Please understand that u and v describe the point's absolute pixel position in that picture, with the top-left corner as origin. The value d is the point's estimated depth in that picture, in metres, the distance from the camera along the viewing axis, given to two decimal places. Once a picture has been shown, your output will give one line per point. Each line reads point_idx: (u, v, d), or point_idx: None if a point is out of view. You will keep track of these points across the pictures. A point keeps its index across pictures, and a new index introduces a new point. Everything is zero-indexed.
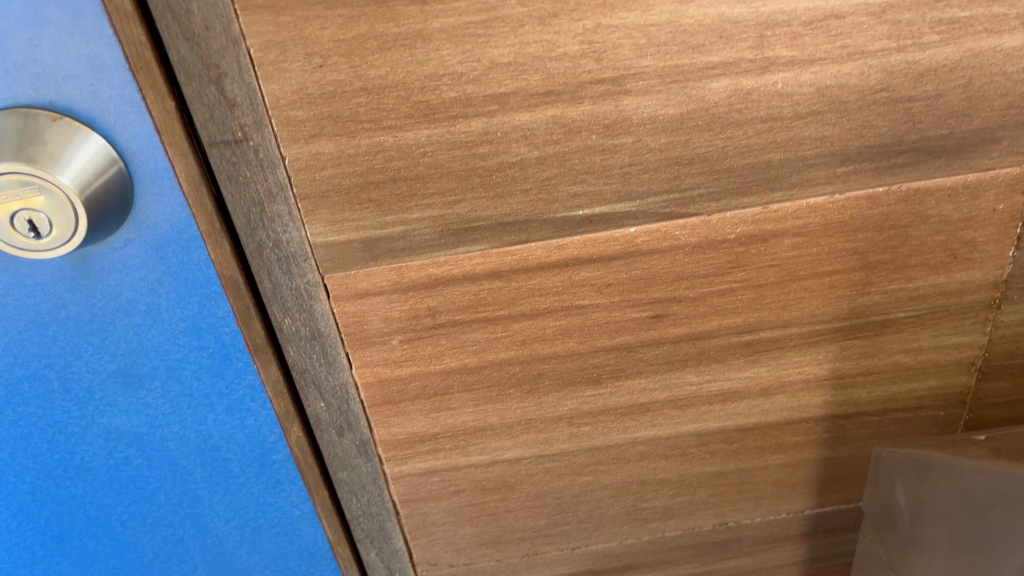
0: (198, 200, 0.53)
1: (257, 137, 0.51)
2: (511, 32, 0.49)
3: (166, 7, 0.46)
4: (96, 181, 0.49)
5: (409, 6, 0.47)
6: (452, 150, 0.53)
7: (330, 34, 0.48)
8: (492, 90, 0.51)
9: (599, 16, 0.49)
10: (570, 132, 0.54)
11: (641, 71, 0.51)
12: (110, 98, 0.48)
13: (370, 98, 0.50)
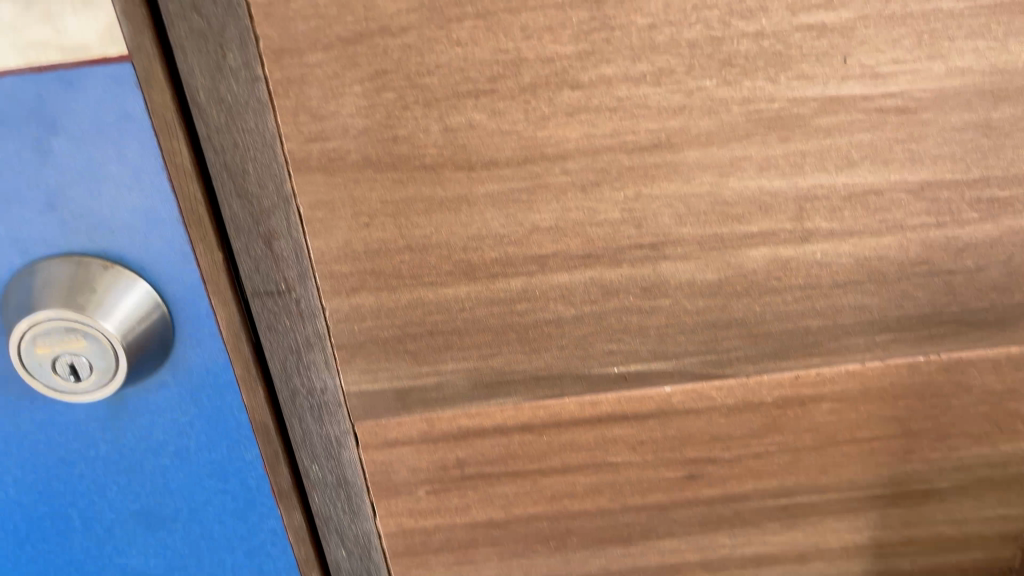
0: (236, 346, 0.53)
1: (299, 289, 0.52)
2: (553, 198, 0.50)
3: (223, 166, 0.48)
4: (139, 327, 0.50)
5: (456, 172, 0.49)
6: (490, 306, 0.54)
7: (378, 195, 0.49)
8: (532, 251, 0.52)
9: (640, 185, 0.50)
10: (608, 293, 0.54)
11: (681, 237, 0.52)
12: (161, 248, 0.49)
13: (413, 256, 0.51)
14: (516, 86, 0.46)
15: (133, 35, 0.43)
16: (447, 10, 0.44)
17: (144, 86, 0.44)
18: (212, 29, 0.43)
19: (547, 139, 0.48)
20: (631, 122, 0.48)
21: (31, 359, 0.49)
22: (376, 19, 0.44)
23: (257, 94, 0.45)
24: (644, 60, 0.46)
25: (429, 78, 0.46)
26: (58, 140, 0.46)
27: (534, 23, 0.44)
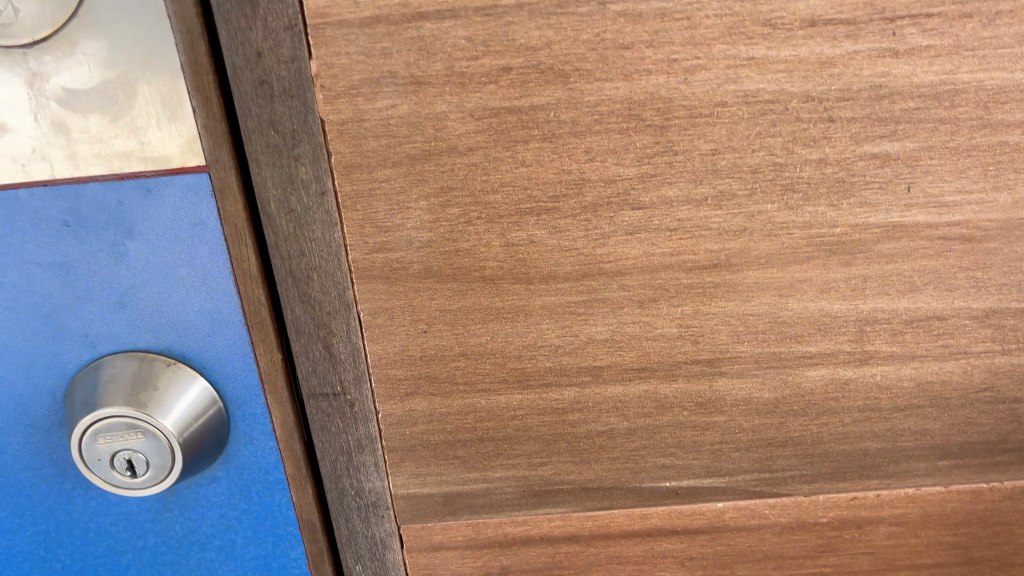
0: (289, 445, 0.54)
1: (354, 391, 0.52)
2: (610, 312, 0.50)
3: (288, 272, 0.49)
4: (195, 424, 0.50)
5: (514, 284, 0.49)
6: (542, 415, 0.53)
7: (437, 304, 0.50)
8: (587, 362, 0.51)
9: (698, 303, 0.50)
10: (661, 406, 0.53)
11: (738, 355, 0.51)
12: (222, 348, 0.51)
13: (468, 362, 0.51)
14: (577, 204, 0.47)
15: (212, 148, 0.45)
16: (514, 132, 0.45)
17: (218, 195, 0.46)
18: (287, 145, 0.45)
19: (606, 256, 0.48)
20: (691, 242, 0.48)
21: (90, 454, 0.50)
22: (444, 139, 0.45)
23: (326, 206, 0.46)
24: (706, 183, 0.46)
25: (493, 195, 0.47)
26: (132, 244, 0.47)
27: (598, 146, 0.45)
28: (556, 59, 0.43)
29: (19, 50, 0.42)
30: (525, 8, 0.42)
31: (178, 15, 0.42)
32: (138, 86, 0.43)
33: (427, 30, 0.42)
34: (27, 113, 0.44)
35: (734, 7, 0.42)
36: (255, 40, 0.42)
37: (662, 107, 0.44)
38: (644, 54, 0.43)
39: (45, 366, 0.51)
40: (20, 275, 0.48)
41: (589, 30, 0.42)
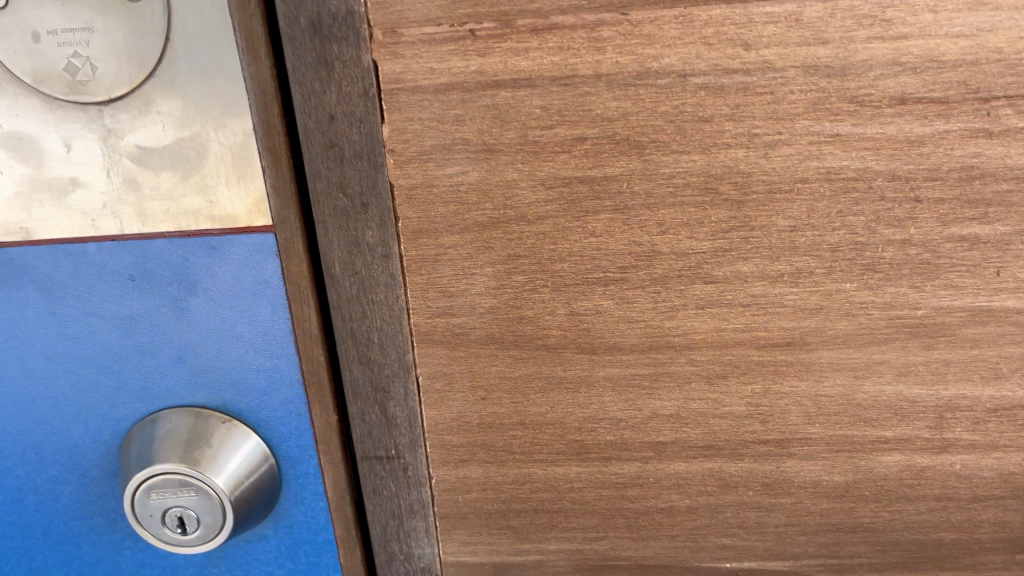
0: (339, 507, 0.53)
1: (409, 456, 0.51)
2: (676, 387, 0.48)
3: (348, 333, 0.48)
4: (247, 483, 0.49)
5: (578, 354, 0.47)
6: (600, 489, 0.51)
7: (497, 371, 0.48)
8: (650, 437, 0.49)
9: (769, 381, 0.48)
10: (725, 486, 0.51)
11: (809, 437, 0.49)
12: (278, 407, 0.50)
13: (526, 432, 0.50)
14: (647, 276, 0.45)
15: (279, 208, 0.44)
16: (586, 201, 0.44)
17: (282, 255, 0.46)
18: (355, 207, 0.44)
19: (675, 329, 0.46)
20: (764, 319, 0.46)
21: (142, 510, 0.49)
22: (513, 206, 0.44)
23: (390, 269, 0.46)
24: (782, 259, 0.45)
25: (560, 264, 0.45)
26: (195, 300, 0.47)
27: (672, 219, 0.44)
28: (633, 130, 0.42)
29: (96, 107, 0.43)
30: (603, 79, 0.41)
31: (254, 77, 0.42)
32: (209, 145, 0.43)
33: (502, 98, 0.41)
34: (99, 169, 0.44)
35: (820, 82, 0.40)
36: (328, 103, 0.42)
37: (740, 181, 0.43)
38: (725, 127, 0.42)
39: (102, 416, 0.51)
40: (83, 326, 0.48)
41: (667, 103, 0.41)
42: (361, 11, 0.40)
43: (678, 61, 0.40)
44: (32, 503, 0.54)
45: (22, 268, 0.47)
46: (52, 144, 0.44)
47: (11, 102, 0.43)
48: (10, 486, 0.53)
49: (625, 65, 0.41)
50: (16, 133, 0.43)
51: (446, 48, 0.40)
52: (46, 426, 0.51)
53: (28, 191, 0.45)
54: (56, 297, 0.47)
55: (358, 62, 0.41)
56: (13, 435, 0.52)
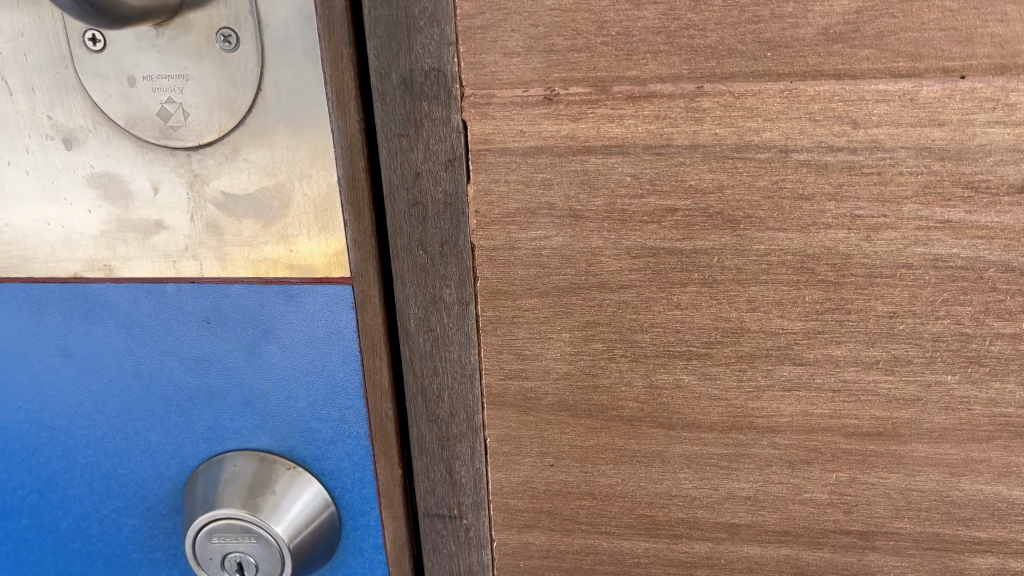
0: (398, 561, 0.52)
1: (471, 516, 0.50)
2: (756, 470, 0.46)
3: (418, 390, 0.47)
4: (307, 531, 0.49)
5: (653, 428, 0.45)
6: (667, 566, 0.49)
7: (568, 438, 0.46)
8: (724, 518, 0.47)
9: (856, 470, 0.45)
10: (801, 574, 0.48)
11: (895, 531, 0.46)
12: (343, 457, 0.49)
13: (594, 502, 0.48)
14: (732, 353, 0.43)
15: (358, 261, 0.44)
16: (672, 273, 0.42)
17: (358, 308, 0.45)
18: (434, 265, 0.43)
19: (758, 409, 0.44)
20: (855, 406, 0.43)
21: (202, 553, 0.49)
22: (596, 273, 0.42)
23: (466, 329, 0.45)
24: (879, 345, 0.42)
25: (641, 335, 0.43)
26: (268, 346, 0.46)
27: (763, 297, 0.42)
28: (727, 205, 0.40)
29: (185, 153, 0.43)
30: (699, 150, 0.39)
31: (342, 130, 0.41)
32: (293, 195, 0.43)
33: (592, 164, 0.40)
34: (183, 212, 0.44)
35: (932, 165, 0.38)
36: (414, 161, 0.41)
37: (838, 263, 0.40)
38: (826, 207, 0.40)
39: (170, 453, 0.51)
40: (158, 365, 0.48)
41: (766, 177, 0.39)
42: (453, 71, 0.39)
43: (781, 136, 0.39)
44: (96, 532, 0.54)
45: (102, 304, 0.47)
46: (139, 186, 0.44)
47: (102, 143, 0.43)
48: (76, 514, 0.54)
49: (724, 137, 0.39)
50: (105, 173, 0.44)
51: (538, 111, 0.39)
52: (114, 458, 0.51)
53: (113, 231, 0.45)
54: (133, 334, 0.47)
55: (447, 121, 0.40)
56: (82, 465, 0.52)
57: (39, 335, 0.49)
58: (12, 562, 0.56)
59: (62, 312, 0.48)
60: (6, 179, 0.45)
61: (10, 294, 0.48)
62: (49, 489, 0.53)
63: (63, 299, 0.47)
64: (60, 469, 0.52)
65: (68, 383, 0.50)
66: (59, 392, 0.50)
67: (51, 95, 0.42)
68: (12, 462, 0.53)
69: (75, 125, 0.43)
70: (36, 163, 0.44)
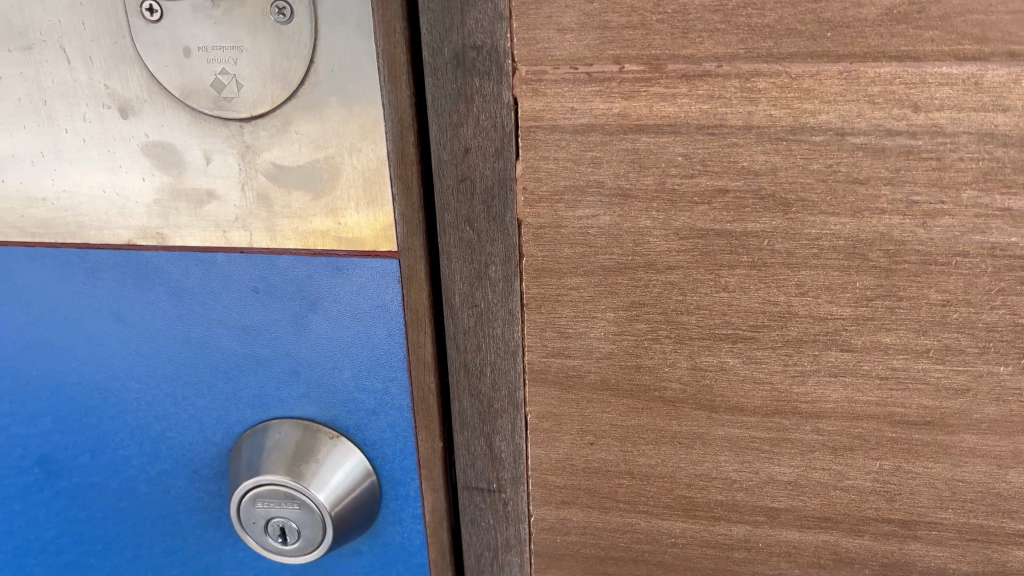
0: (436, 532, 0.52)
1: (510, 491, 0.50)
2: (798, 455, 0.45)
3: (462, 364, 0.47)
4: (348, 500, 0.50)
5: (696, 410, 0.45)
6: (704, 548, 0.49)
7: (609, 418, 0.46)
8: (764, 502, 0.47)
9: (900, 459, 0.45)
10: (840, 561, 0.48)
11: (938, 522, 0.46)
12: (385, 428, 0.50)
13: (633, 482, 0.48)
14: (779, 337, 0.43)
15: (405, 236, 0.44)
16: (720, 255, 0.41)
17: (404, 282, 0.45)
18: (480, 241, 0.43)
19: (803, 395, 0.44)
20: (903, 395, 0.43)
21: (247, 517, 0.50)
22: (643, 253, 0.42)
23: (510, 306, 0.45)
24: (930, 334, 0.41)
25: (687, 316, 0.43)
26: (315, 317, 0.47)
27: (812, 281, 0.41)
28: (780, 186, 0.40)
29: (238, 124, 0.43)
30: (753, 131, 0.39)
31: (393, 104, 0.41)
32: (342, 168, 0.43)
33: (643, 143, 0.40)
34: (235, 183, 0.45)
35: (994, 151, 0.37)
36: (464, 136, 0.41)
37: (892, 249, 0.40)
38: (881, 191, 0.39)
39: (217, 419, 0.52)
40: (206, 332, 0.49)
41: (821, 160, 0.39)
42: (506, 46, 0.39)
43: (838, 118, 0.38)
44: (144, 493, 0.55)
45: (154, 271, 0.48)
46: (193, 156, 0.44)
47: (157, 113, 0.44)
48: (125, 475, 0.55)
49: (779, 119, 0.38)
50: (160, 143, 0.44)
51: (590, 88, 0.39)
52: (164, 422, 0.53)
53: (166, 200, 0.46)
54: (183, 302, 0.48)
55: (498, 97, 0.40)
56: (132, 428, 0.53)
57: (93, 300, 0.50)
58: (63, 520, 0.58)
59: (116, 278, 0.49)
60: (63, 146, 0.46)
61: (65, 259, 0.49)
62: (100, 451, 0.55)
63: (116, 265, 0.48)
64: (111, 431, 0.54)
65: (120, 347, 0.51)
66: (112, 356, 0.51)
67: (108, 64, 0.43)
68: (65, 423, 0.54)
69: (131, 94, 0.43)
70: (93, 132, 0.45)
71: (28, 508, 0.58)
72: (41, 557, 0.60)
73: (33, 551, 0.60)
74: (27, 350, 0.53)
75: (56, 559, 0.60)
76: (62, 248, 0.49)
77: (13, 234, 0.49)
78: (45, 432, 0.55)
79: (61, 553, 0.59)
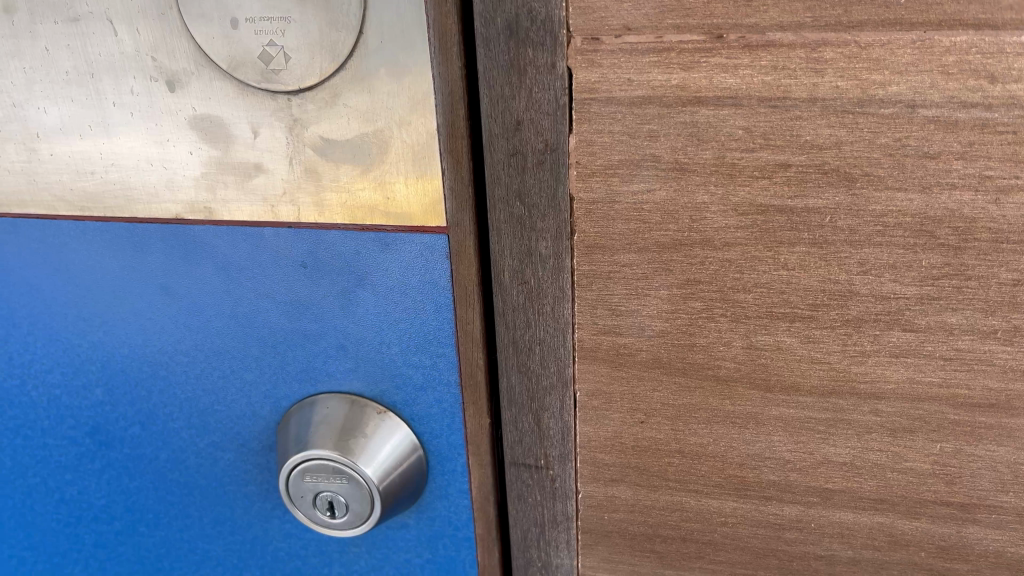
0: (482, 507, 0.52)
1: (558, 468, 0.50)
2: (854, 436, 0.44)
3: (511, 341, 0.47)
4: (395, 474, 0.49)
5: (750, 389, 0.44)
6: (755, 527, 0.48)
7: (660, 396, 0.46)
8: (817, 483, 0.46)
9: (962, 441, 0.43)
10: (895, 543, 0.47)
11: (999, 505, 0.45)
12: (432, 403, 0.49)
13: (683, 460, 0.47)
14: (839, 317, 0.42)
15: (455, 211, 0.43)
16: (780, 232, 0.40)
17: (453, 258, 0.45)
18: (532, 217, 0.43)
19: (861, 375, 0.43)
20: (967, 376, 0.42)
21: (295, 491, 0.51)
22: (700, 230, 0.41)
23: (561, 282, 0.44)
24: (998, 314, 0.40)
25: (743, 294, 0.42)
26: (363, 292, 0.47)
27: (876, 259, 0.40)
28: (845, 161, 0.38)
29: (285, 96, 0.42)
30: (818, 103, 0.37)
31: (443, 76, 0.40)
32: (392, 141, 0.42)
33: (702, 116, 0.38)
34: (283, 157, 0.44)
35: None
36: (516, 109, 0.40)
37: (961, 227, 0.38)
38: (952, 166, 0.37)
39: (264, 392, 0.52)
40: (254, 306, 0.49)
41: (889, 134, 0.37)
42: (561, 15, 0.37)
43: (909, 90, 0.36)
44: (193, 464, 0.56)
45: (202, 246, 0.48)
46: (240, 129, 0.44)
47: (205, 86, 0.43)
48: (174, 446, 0.56)
49: (846, 90, 0.37)
50: (207, 116, 0.44)
51: (648, 60, 0.37)
52: (213, 395, 0.53)
53: (214, 173, 0.45)
54: (231, 276, 0.48)
55: (552, 68, 0.39)
56: (181, 400, 0.54)
57: (141, 274, 0.50)
58: (113, 489, 0.59)
59: (164, 253, 0.48)
60: (112, 120, 0.45)
61: (114, 233, 0.49)
62: (150, 422, 0.55)
63: (164, 239, 0.48)
64: (160, 404, 0.54)
65: (168, 320, 0.51)
66: (160, 329, 0.51)
67: (155, 37, 0.42)
68: (114, 395, 0.55)
69: (179, 67, 0.43)
70: (141, 105, 0.44)
71: (79, 477, 0.59)
72: (92, 526, 0.61)
73: (85, 520, 0.61)
74: (77, 323, 0.53)
75: (107, 528, 0.61)
76: (111, 222, 0.49)
77: (62, 207, 0.49)
78: (96, 403, 0.56)
79: (112, 522, 0.60)
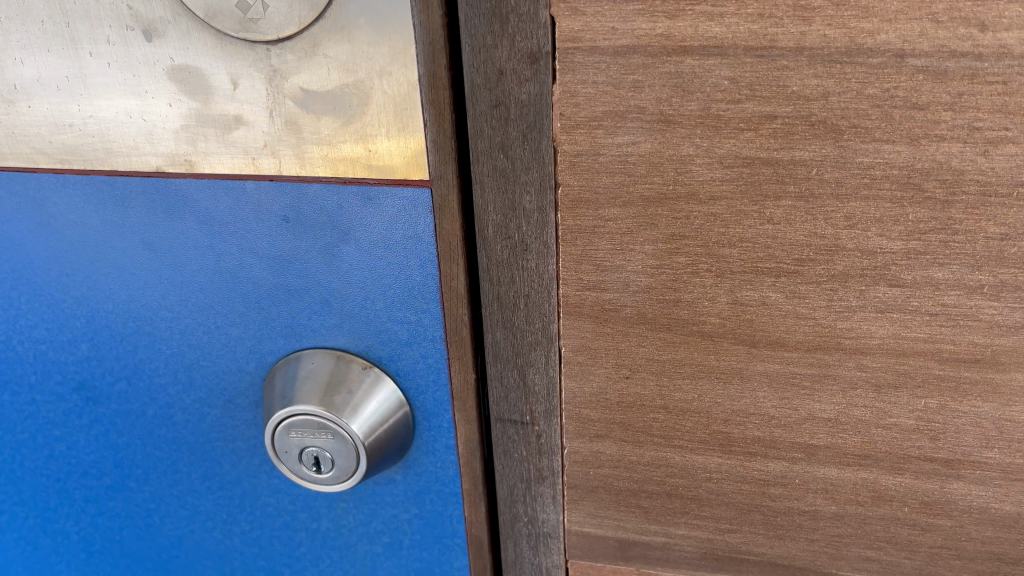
0: (469, 462, 0.52)
1: (543, 423, 0.50)
2: (839, 392, 0.44)
3: (495, 297, 0.46)
4: (381, 430, 0.49)
5: (735, 344, 0.44)
6: (739, 483, 0.48)
7: (645, 351, 0.45)
8: (802, 439, 0.46)
9: (947, 398, 0.43)
10: (879, 498, 0.47)
11: (984, 461, 0.45)
12: (418, 359, 0.49)
13: (668, 416, 0.47)
14: (825, 272, 0.41)
15: (437, 164, 0.43)
16: (766, 185, 0.40)
17: (436, 212, 0.44)
18: (515, 170, 0.42)
19: (847, 330, 0.42)
20: (953, 331, 0.41)
21: (281, 446, 0.51)
22: (685, 183, 0.40)
23: (545, 237, 0.43)
24: (985, 269, 0.40)
25: (728, 249, 0.42)
26: (347, 248, 0.46)
27: (863, 213, 0.39)
28: (832, 112, 0.37)
29: (264, 46, 0.42)
30: (806, 53, 0.36)
31: (424, 25, 0.39)
32: (373, 93, 0.42)
33: (687, 66, 0.37)
34: (263, 109, 0.43)
35: None
36: (498, 59, 0.39)
37: (949, 179, 0.38)
38: (941, 117, 0.37)
39: (250, 347, 0.52)
40: (237, 261, 0.48)
41: (877, 84, 0.36)
42: None
43: (898, 39, 0.35)
44: (180, 420, 0.56)
45: (184, 199, 0.47)
46: (219, 80, 0.43)
47: (182, 35, 0.42)
48: (161, 402, 0.56)
49: (834, 39, 0.36)
50: (185, 67, 0.43)
51: (632, 7, 0.36)
52: (198, 350, 0.53)
53: (194, 125, 0.45)
54: (213, 231, 0.48)
55: (535, 17, 0.38)
56: (167, 356, 0.54)
57: (123, 229, 0.49)
58: (102, 445, 0.59)
59: (145, 207, 0.48)
60: (89, 70, 0.44)
61: (95, 186, 0.48)
62: (136, 378, 0.55)
63: (146, 193, 0.48)
64: (146, 359, 0.54)
65: (152, 275, 0.50)
66: (144, 284, 0.51)
67: None
68: (100, 350, 0.55)
69: (155, 15, 0.42)
70: (117, 55, 0.44)
71: (68, 433, 0.59)
72: (81, 481, 0.61)
73: (74, 475, 0.61)
74: (61, 278, 0.53)
75: (97, 483, 0.61)
76: (91, 176, 0.48)
77: (42, 160, 0.48)
78: (82, 359, 0.56)
79: (101, 477, 0.60)
